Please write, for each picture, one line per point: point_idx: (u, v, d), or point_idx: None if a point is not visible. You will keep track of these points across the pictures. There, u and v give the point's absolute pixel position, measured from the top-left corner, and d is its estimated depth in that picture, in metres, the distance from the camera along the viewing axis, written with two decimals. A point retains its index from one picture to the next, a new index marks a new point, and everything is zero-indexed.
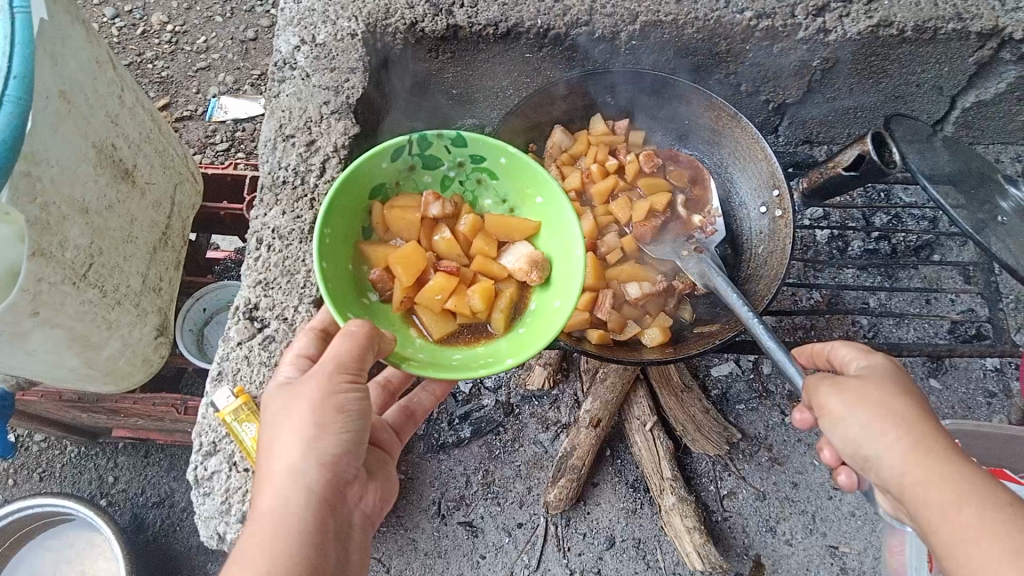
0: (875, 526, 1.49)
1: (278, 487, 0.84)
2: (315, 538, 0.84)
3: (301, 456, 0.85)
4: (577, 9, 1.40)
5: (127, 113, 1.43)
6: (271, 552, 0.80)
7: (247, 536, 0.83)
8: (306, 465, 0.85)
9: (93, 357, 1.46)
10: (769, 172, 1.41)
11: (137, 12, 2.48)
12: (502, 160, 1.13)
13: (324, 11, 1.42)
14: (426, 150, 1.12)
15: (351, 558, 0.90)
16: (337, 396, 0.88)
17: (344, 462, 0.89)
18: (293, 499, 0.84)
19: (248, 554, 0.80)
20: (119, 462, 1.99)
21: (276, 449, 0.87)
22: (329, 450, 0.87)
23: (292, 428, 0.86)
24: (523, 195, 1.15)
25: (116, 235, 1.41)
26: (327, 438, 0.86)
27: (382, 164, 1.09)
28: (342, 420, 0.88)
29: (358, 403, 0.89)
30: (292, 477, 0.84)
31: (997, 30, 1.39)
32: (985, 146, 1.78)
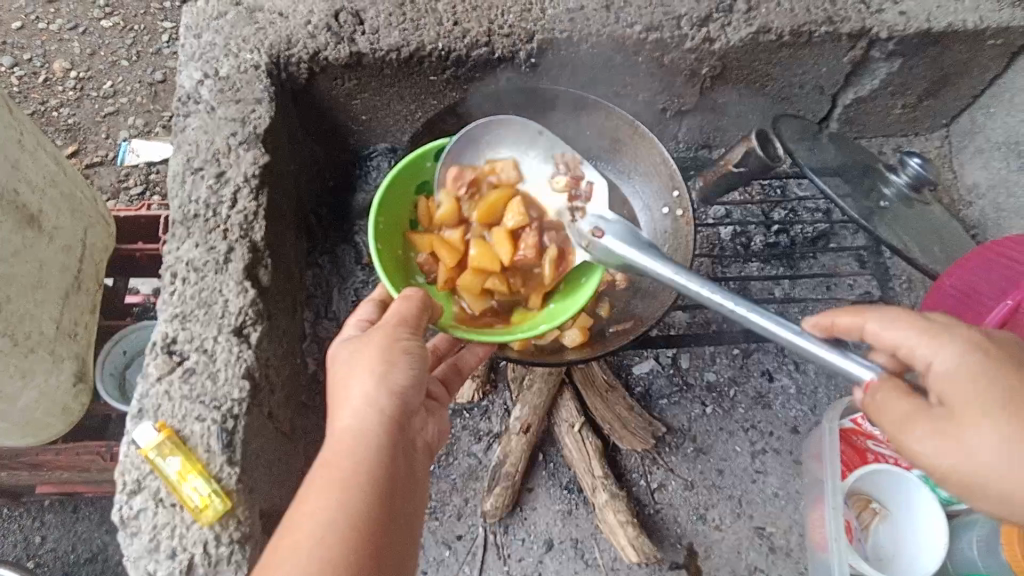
0: (797, 504, 1.57)
1: (354, 409, 0.93)
2: (388, 455, 0.91)
3: (374, 387, 0.95)
4: (476, 31, 1.46)
5: (29, 157, 1.41)
6: (354, 464, 0.88)
7: (330, 453, 0.90)
8: (379, 393, 0.94)
9: (10, 410, 1.42)
10: (668, 173, 1.50)
11: (38, 60, 2.43)
12: None
13: (225, 44, 1.43)
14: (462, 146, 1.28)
15: (419, 481, 0.97)
16: (401, 342, 0.99)
17: (411, 394, 0.98)
18: (367, 420, 0.92)
19: (335, 467, 0.88)
20: (45, 521, 1.92)
21: (351, 386, 0.96)
22: (399, 381, 0.96)
23: (366, 362, 0.96)
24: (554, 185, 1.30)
25: (25, 281, 1.39)
26: (395, 373, 0.96)
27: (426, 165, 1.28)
28: (408, 359, 0.99)
29: (417, 350, 1.00)
30: (366, 402, 0.93)
31: (864, 31, 1.51)
32: (868, 139, 1.92)
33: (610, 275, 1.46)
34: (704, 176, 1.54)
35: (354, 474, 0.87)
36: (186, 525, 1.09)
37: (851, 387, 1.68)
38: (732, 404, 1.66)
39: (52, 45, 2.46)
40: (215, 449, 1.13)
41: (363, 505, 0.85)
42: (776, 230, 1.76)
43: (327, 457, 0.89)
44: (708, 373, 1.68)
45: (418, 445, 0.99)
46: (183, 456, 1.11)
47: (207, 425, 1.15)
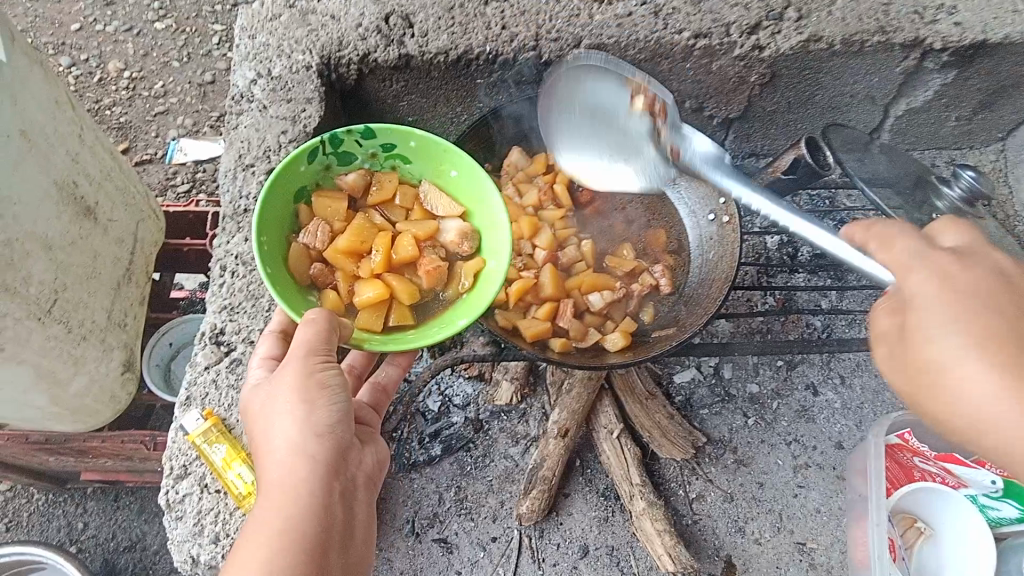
0: (840, 521, 1.54)
1: (280, 460, 0.91)
2: (321, 505, 0.90)
3: (298, 431, 0.92)
4: (524, 35, 1.47)
5: (87, 151, 1.45)
6: (281, 521, 0.86)
7: (260, 510, 0.88)
8: (305, 437, 0.92)
9: (60, 396, 1.46)
10: (714, 180, 1.46)
11: (93, 60, 2.50)
12: (412, 142, 1.17)
13: (278, 45, 1.46)
14: (338, 146, 1.14)
15: (357, 521, 0.97)
16: (319, 374, 0.95)
17: (340, 431, 0.95)
18: (297, 469, 0.90)
19: (264, 526, 0.87)
20: (88, 507, 1.96)
21: (274, 430, 0.93)
22: (323, 422, 0.94)
23: (285, 405, 0.93)
24: (438, 171, 1.19)
25: (80, 271, 1.42)
26: (318, 414, 0.93)
27: (298, 167, 1.11)
28: (330, 396, 0.95)
29: (339, 380, 0.97)
30: (292, 450, 0.91)
31: (918, 41, 1.48)
32: (920, 152, 1.89)
33: (654, 279, 1.46)
34: (752, 184, 1.52)
35: (286, 533, 0.86)
36: (229, 512, 1.11)
37: (898, 403, 1.65)
38: (774, 416, 1.63)
39: (107, 45, 2.53)
40: None
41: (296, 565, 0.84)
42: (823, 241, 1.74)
43: (259, 512, 0.88)
44: (750, 385, 1.66)
45: (356, 483, 0.99)
46: (229, 444, 1.13)
47: None
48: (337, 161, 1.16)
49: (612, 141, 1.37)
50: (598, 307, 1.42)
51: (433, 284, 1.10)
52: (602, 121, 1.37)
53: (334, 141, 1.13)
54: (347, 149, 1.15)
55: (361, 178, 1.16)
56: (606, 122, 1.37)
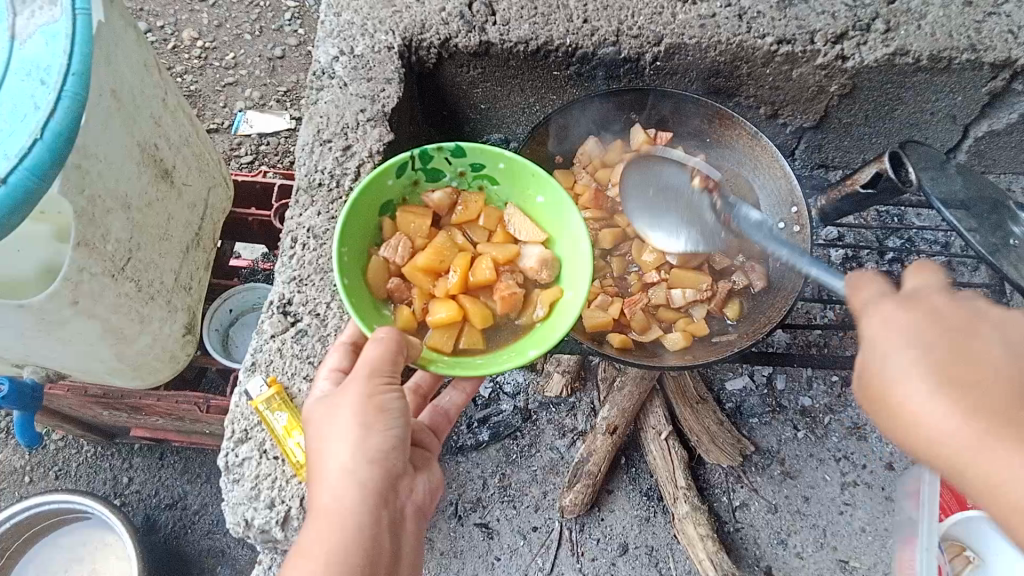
0: (885, 543, 1.51)
1: (332, 483, 0.94)
2: (369, 530, 0.94)
3: (352, 455, 0.95)
4: (605, 29, 1.46)
5: (169, 115, 1.49)
6: (329, 545, 0.90)
7: (310, 531, 0.92)
8: (358, 464, 0.94)
9: (126, 351, 1.51)
10: (788, 189, 1.48)
11: (169, 28, 2.56)
12: (501, 164, 1.17)
13: (362, 24, 1.48)
14: (427, 163, 1.16)
15: (402, 549, 1.00)
16: (378, 397, 0.97)
17: (393, 458, 0.98)
18: (347, 495, 0.93)
19: (314, 543, 0.91)
20: (135, 462, 2.02)
21: (329, 449, 0.96)
22: (377, 448, 0.96)
23: (343, 427, 0.96)
24: (525, 195, 1.20)
25: (154, 232, 1.46)
26: (374, 441, 0.96)
27: (387, 181, 1.14)
28: (387, 423, 0.97)
29: (398, 405, 0.98)
30: (345, 474, 0.94)
31: (1009, 61, 1.44)
32: (996, 175, 1.84)
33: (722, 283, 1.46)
34: (829, 195, 1.53)
35: (332, 559, 0.89)
36: (286, 479, 1.14)
37: None
38: (825, 431, 1.62)
39: (183, 15, 2.59)
40: None
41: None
42: (889, 258, 1.71)
43: (309, 529, 0.92)
44: (803, 398, 1.65)
45: (405, 509, 1.02)
46: (290, 413, 1.16)
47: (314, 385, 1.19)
48: (426, 177, 1.18)
49: (665, 197, 1.42)
50: (678, 305, 1.41)
51: (507, 310, 1.10)
52: (658, 197, 1.43)
53: (424, 157, 1.15)
54: (436, 167, 1.17)
55: (448, 197, 1.18)
56: (665, 211, 1.42)
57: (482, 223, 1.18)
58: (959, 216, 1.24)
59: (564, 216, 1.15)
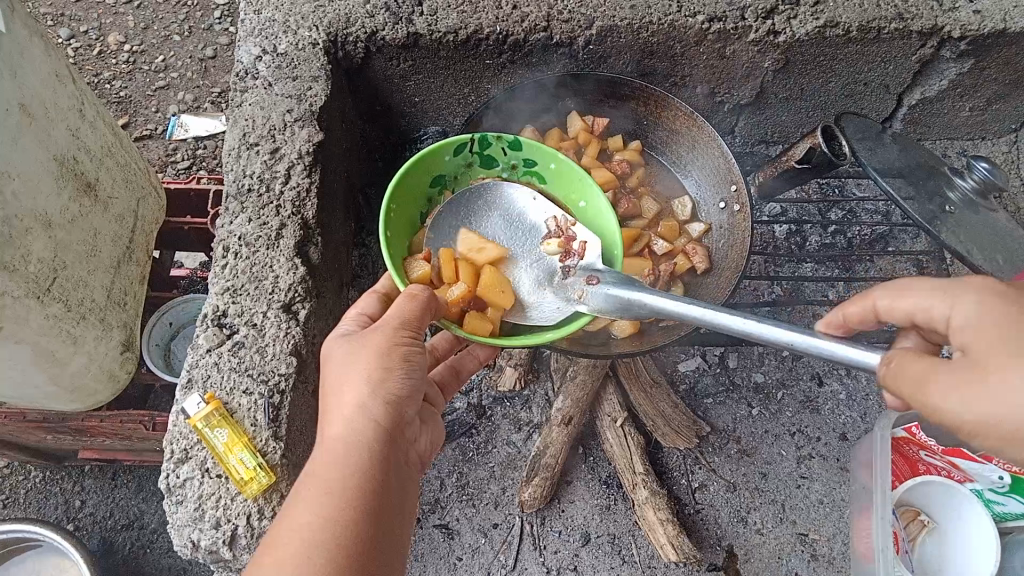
0: (843, 512, 1.53)
1: (346, 417, 0.92)
2: (381, 468, 0.91)
3: (369, 393, 0.93)
4: (535, 15, 1.44)
5: (88, 126, 1.42)
6: (341, 477, 0.87)
7: (317, 461, 0.89)
8: (374, 402, 0.93)
9: (60, 375, 1.44)
10: (727, 169, 1.46)
11: (93, 32, 2.46)
12: (552, 165, 1.27)
13: (285, 21, 1.43)
14: (484, 150, 1.26)
15: (409, 497, 0.96)
16: (401, 347, 0.98)
17: (406, 403, 0.97)
18: (361, 427, 0.91)
19: (323, 473, 0.87)
20: (85, 485, 1.95)
21: (346, 388, 0.94)
22: (394, 391, 0.95)
23: (362, 366, 0.95)
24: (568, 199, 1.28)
25: (80, 249, 1.40)
26: (393, 380, 0.95)
27: (445, 157, 1.23)
28: (406, 367, 0.97)
29: (417, 357, 0.99)
30: (362, 408, 0.92)
31: (936, 29, 1.46)
32: (932, 142, 1.86)
33: (684, 262, 1.45)
34: (765, 172, 1.51)
35: (343, 487, 0.86)
36: (230, 497, 1.09)
37: None
38: (779, 407, 1.62)
39: (107, 18, 2.49)
40: (261, 423, 1.13)
41: (350, 518, 0.84)
42: (832, 230, 1.72)
43: (317, 461, 0.89)
44: (755, 374, 1.65)
45: (411, 459, 0.99)
46: (231, 429, 1.11)
47: (254, 399, 1.15)
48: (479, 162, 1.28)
49: (520, 245, 1.24)
50: None
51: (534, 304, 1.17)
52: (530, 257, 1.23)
53: (483, 142, 1.25)
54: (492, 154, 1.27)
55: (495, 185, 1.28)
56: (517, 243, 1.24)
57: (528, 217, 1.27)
58: (895, 184, 1.24)
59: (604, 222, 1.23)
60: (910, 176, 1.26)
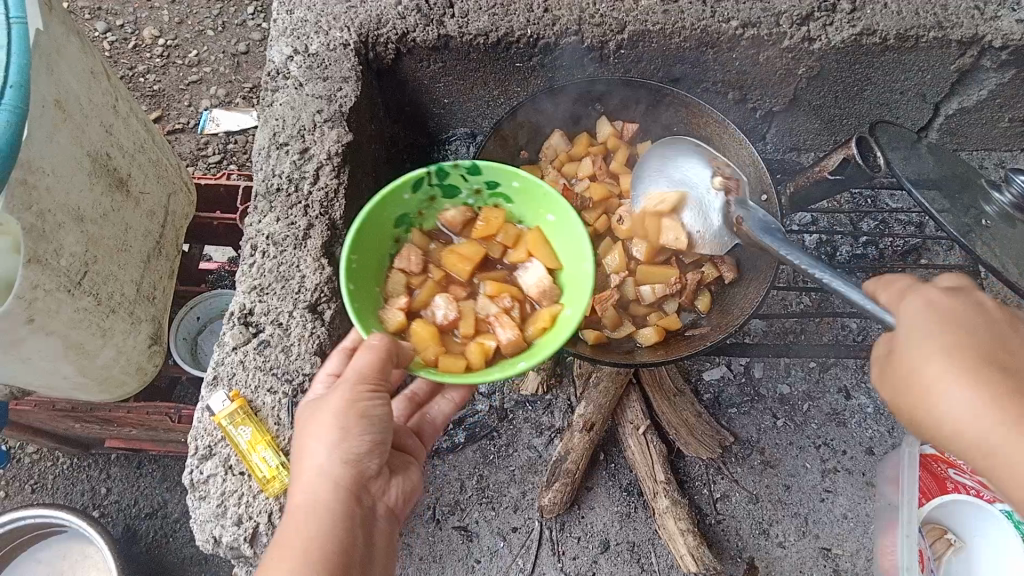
0: (867, 528, 1.51)
1: (309, 482, 0.92)
2: (346, 530, 0.91)
3: (329, 457, 0.92)
4: (567, 19, 1.42)
5: (121, 122, 1.44)
6: (306, 546, 0.88)
7: (285, 529, 0.90)
8: (333, 466, 0.92)
9: (88, 366, 1.46)
10: (756, 176, 1.42)
11: (129, 26, 2.49)
12: (514, 182, 1.15)
13: (316, 21, 1.43)
14: (445, 179, 1.15)
15: (379, 550, 0.97)
16: (360, 404, 0.93)
17: (369, 460, 0.95)
18: (321, 492, 0.91)
19: (289, 542, 0.88)
20: (112, 473, 1.98)
21: (307, 450, 0.93)
22: (354, 452, 0.93)
23: (321, 429, 0.93)
24: (537, 214, 1.17)
25: (111, 244, 1.42)
26: (353, 440, 0.93)
27: (404, 194, 1.13)
28: (364, 426, 0.94)
29: (379, 412, 0.95)
30: (321, 474, 0.91)
31: (977, 38, 1.43)
32: (968, 153, 1.82)
33: (715, 270, 1.42)
34: (795, 181, 1.49)
35: (304, 560, 0.86)
36: (253, 495, 1.10)
37: None
38: (804, 418, 1.60)
39: (143, 12, 2.52)
40: (285, 422, 1.14)
41: None
42: (863, 241, 1.70)
43: (285, 529, 0.90)
44: (781, 385, 1.63)
45: (380, 514, 0.98)
46: (255, 427, 1.12)
47: (278, 398, 1.16)
48: (441, 193, 1.18)
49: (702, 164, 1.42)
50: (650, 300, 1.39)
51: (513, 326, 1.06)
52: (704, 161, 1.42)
53: (440, 173, 1.14)
54: (452, 182, 1.16)
55: (462, 215, 1.18)
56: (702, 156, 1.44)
57: (501, 239, 1.17)
58: (930, 196, 1.22)
59: (576, 232, 1.11)
60: (946, 188, 1.23)
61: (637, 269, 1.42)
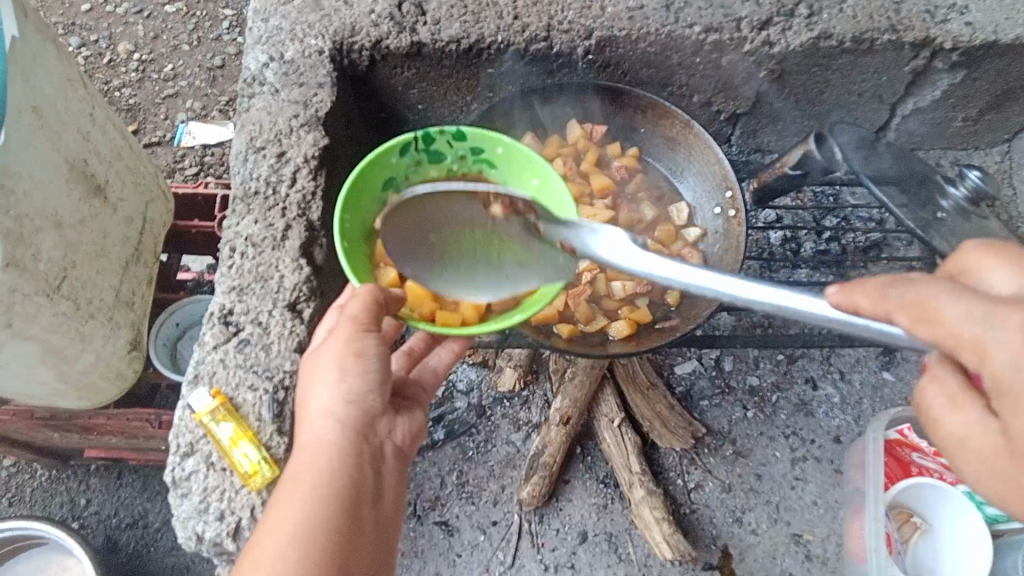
0: (836, 513, 1.55)
1: (314, 421, 0.96)
2: (352, 467, 0.95)
3: (331, 397, 0.96)
4: (536, 25, 1.47)
5: (98, 129, 1.46)
6: (313, 478, 0.92)
7: (294, 466, 0.94)
8: (338, 404, 0.96)
9: (68, 372, 1.47)
10: (722, 175, 1.49)
11: (103, 42, 2.51)
12: (499, 149, 1.26)
13: (292, 29, 1.47)
14: (430, 145, 1.26)
15: (386, 487, 1.01)
16: (358, 343, 0.97)
17: (370, 398, 0.99)
18: (327, 430, 0.95)
19: (298, 476, 0.92)
20: (90, 484, 1.97)
21: (312, 391, 0.97)
22: (355, 390, 0.97)
23: (322, 371, 0.97)
24: (521, 180, 1.28)
25: (89, 249, 1.43)
26: (353, 380, 0.97)
27: (392, 158, 1.23)
28: (363, 364, 0.98)
29: (378, 349, 0.99)
30: (325, 413, 0.96)
31: (928, 40, 1.49)
32: (926, 151, 1.90)
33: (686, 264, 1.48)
34: (760, 178, 1.53)
35: (315, 488, 0.91)
36: (235, 490, 1.12)
37: (896, 399, 1.66)
38: (774, 409, 1.65)
39: (117, 28, 2.54)
40: (266, 418, 1.16)
41: (325, 518, 0.90)
42: (827, 237, 1.75)
43: (293, 465, 0.94)
44: (751, 377, 1.67)
45: (386, 452, 1.02)
46: (236, 423, 1.14)
47: (259, 395, 1.18)
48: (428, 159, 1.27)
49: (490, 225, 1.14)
50: (621, 296, 1.43)
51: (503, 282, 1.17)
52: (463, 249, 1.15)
53: (427, 139, 1.25)
54: (438, 148, 1.27)
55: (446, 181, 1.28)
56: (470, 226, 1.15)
57: None
58: (888, 191, 1.27)
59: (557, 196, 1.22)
60: (906, 184, 1.30)
61: (606, 265, 1.45)
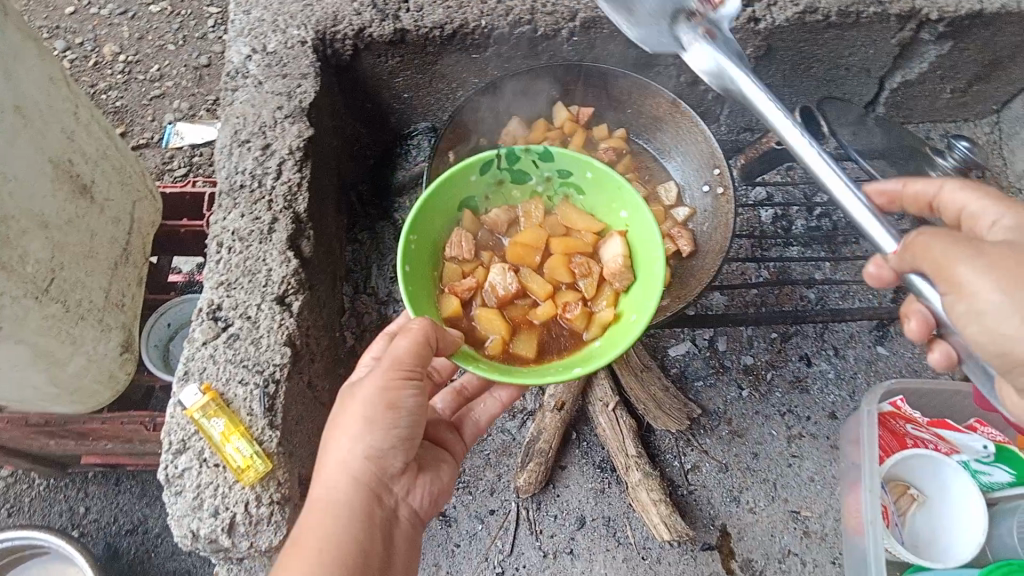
0: (834, 490, 1.55)
1: (331, 476, 0.96)
2: (359, 529, 0.95)
3: (352, 451, 0.97)
4: (519, 8, 1.46)
5: (82, 129, 1.45)
6: (321, 537, 0.92)
7: (306, 520, 0.94)
8: (357, 459, 0.96)
9: (59, 375, 1.46)
10: (709, 152, 1.49)
11: (88, 44, 2.49)
12: (588, 173, 1.19)
13: (274, 20, 1.46)
14: (514, 164, 1.20)
15: (395, 553, 1.00)
16: (392, 395, 0.97)
17: (391, 456, 0.99)
18: (339, 487, 0.96)
19: (309, 534, 0.93)
20: (89, 491, 1.97)
21: (336, 442, 0.98)
22: (378, 446, 0.97)
23: (349, 422, 0.97)
24: (609, 208, 1.20)
25: (77, 250, 1.42)
26: (377, 433, 0.97)
27: (470, 177, 1.19)
28: (391, 417, 0.97)
29: (411, 404, 0.98)
30: (343, 467, 0.96)
31: (914, 12, 1.48)
32: (916, 125, 1.89)
33: (676, 244, 1.47)
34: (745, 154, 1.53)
35: (321, 551, 0.91)
36: (228, 485, 1.11)
37: (890, 372, 1.66)
38: (769, 388, 1.65)
39: (102, 30, 2.52)
40: (258, 412, 1.15)
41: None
42: (817, 214, 1.75)
43: (304, 520, 0.94)
44: (745, 357, 1.67)
45: (398, 515, 1.02)
46: (227, 418, 1.14)
47: (250, 389, 1.17)
48: (510, 178, 1.22)
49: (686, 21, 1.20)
50: None
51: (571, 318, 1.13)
52: None
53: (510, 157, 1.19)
54: (523, 167, 1.21)
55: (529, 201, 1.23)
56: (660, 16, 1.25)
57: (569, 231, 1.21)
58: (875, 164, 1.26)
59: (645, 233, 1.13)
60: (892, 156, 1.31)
61: None
